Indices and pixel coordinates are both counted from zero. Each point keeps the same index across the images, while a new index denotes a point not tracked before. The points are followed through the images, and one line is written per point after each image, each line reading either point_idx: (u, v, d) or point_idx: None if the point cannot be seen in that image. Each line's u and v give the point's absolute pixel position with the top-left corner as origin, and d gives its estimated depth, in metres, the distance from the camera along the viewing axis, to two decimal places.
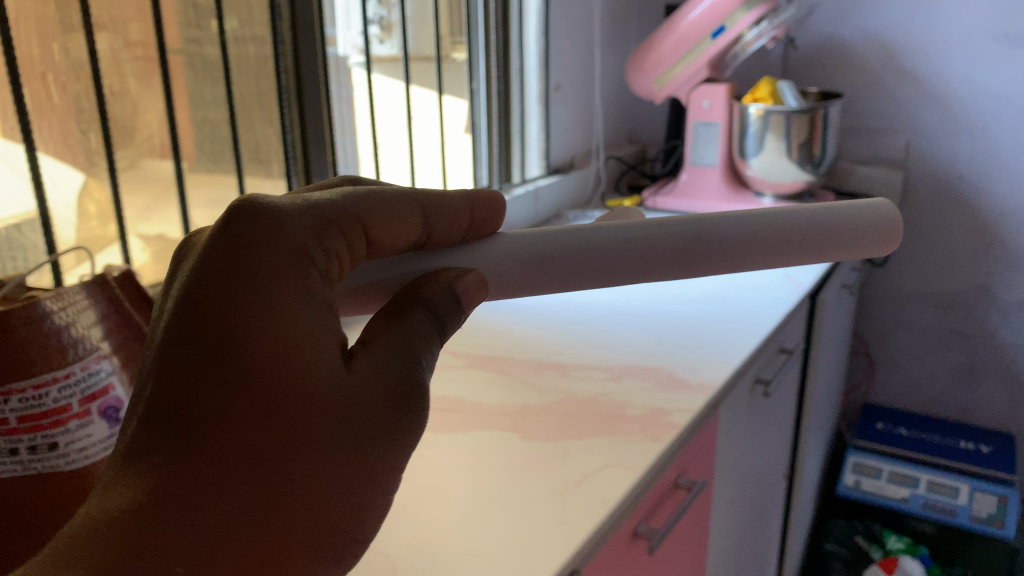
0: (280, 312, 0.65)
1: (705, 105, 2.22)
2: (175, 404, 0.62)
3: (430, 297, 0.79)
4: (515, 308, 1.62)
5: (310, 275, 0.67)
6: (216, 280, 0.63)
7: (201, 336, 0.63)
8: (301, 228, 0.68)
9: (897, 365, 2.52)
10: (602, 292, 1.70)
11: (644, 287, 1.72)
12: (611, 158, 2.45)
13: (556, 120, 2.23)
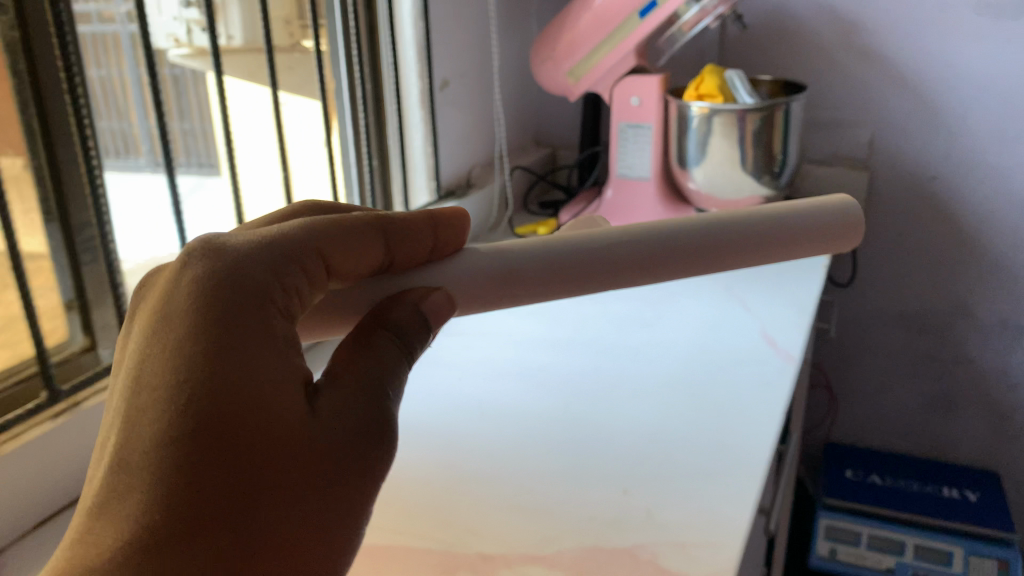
0: (252, 347, 0.67)
1: (633, 102, 1.75)
2: (160, 435, 0.63)
3: (396, 321, 0.81)
4: (415, 428, 1.15)
5: (271, 312, 0.70)
6: (192, 319, 0.67)
7: (182, 372, 0.65)
8: (263, 267, 0.72)
9: (862, 397, 2.18)
10: (532, 386, 1.25)
11: (586, 373, 1.28)
12: (516, 167, 1.95)
13: (446, 127, 1.72)
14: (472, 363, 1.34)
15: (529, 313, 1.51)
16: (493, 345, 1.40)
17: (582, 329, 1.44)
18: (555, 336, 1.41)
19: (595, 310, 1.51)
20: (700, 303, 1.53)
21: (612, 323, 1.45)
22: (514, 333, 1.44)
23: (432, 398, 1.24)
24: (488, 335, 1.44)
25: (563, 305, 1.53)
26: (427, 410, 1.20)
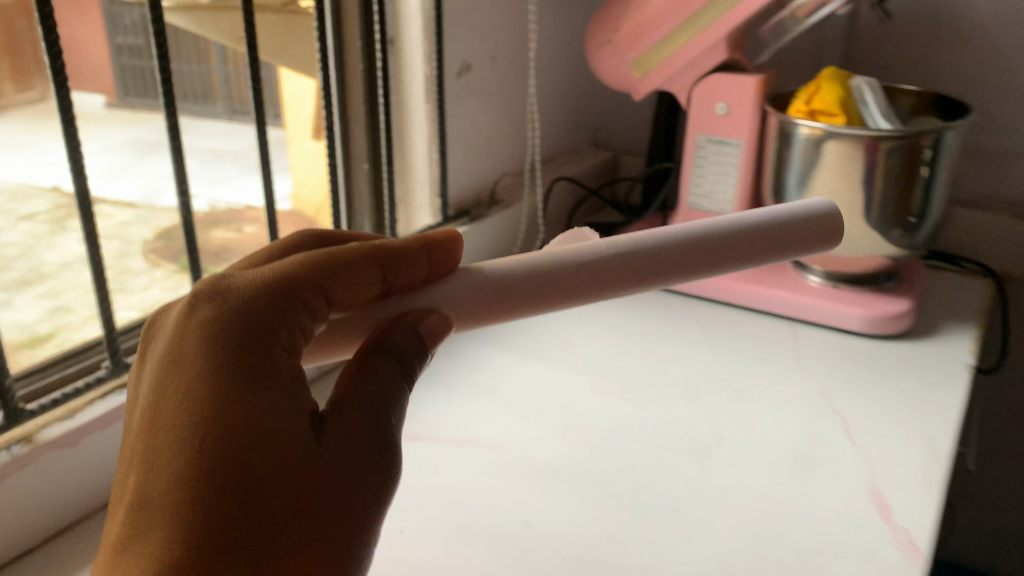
0: (262, 383, 0.60)
1: (716, 111, 1.28)
2: (177, 477, 0.56)
3: (392, 343, 0.69)
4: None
5: (279, 343, 0.62)
6: (204, 351, 0.60)
7: (193, 405, 0.58)
8: (265, 300, 0.63)
9: (992, 505, 1.73)
10: (498, 554, 0.81)
11: (590, 536, 0.83)
12: (559, 178, 1.51)
13: (460, 127, 1.30)
14: (422, 491, 0.90)
15: (528, 399, 1.06)
16: (463, 456, 0.95)
17: (599, 442, 0.97)
18: (558, 448, 0.96)
19: (624, 407, 1.04)
20: (778, 411, 1.04)
21: (642, 432, 0.99)
22: (499, 436, 0.99)
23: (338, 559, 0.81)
24: (461, 436, 0.99)
25: (579, 393, 1.07)
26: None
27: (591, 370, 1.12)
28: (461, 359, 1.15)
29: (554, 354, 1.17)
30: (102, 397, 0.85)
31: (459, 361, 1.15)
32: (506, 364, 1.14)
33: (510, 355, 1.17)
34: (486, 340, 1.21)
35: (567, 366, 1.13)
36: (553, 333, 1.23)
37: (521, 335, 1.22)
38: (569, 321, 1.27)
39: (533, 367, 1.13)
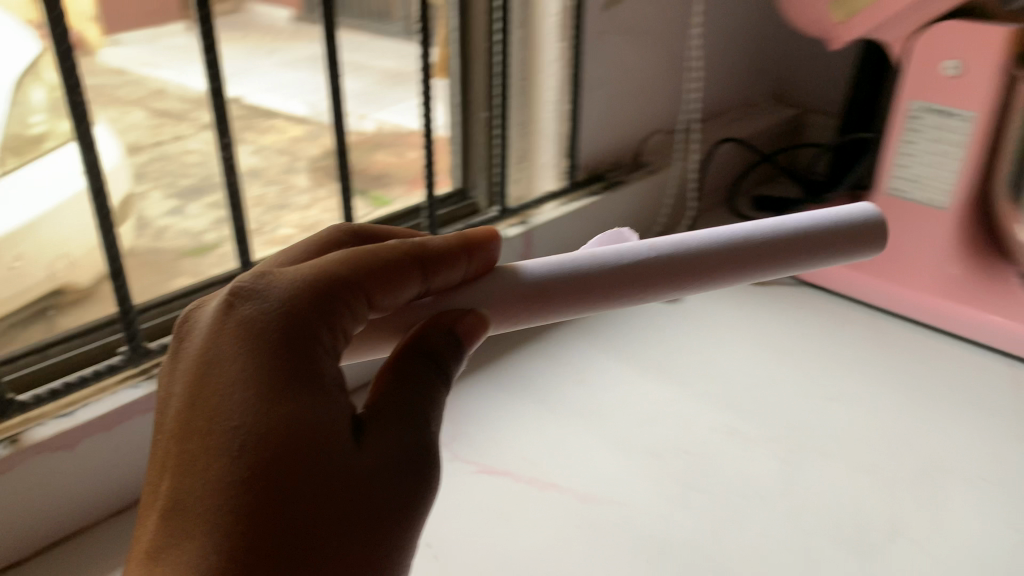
0: (306, 393, 0.44)
1: (943, 69, 0.95)
2: (208, 507, 0.43)
3: (425, 351, 0.50)
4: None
5: (324, 348, 0.46)
6: (241, 351, 0.46)
7: (225, 420, 0.44)
8: (310, 291, 0.47)
9: None
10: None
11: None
12: (724, 140, 1.23)
13: (598, 71, 1.05)
14: (482, 547, 0.70)
15: (641, 434, 0.83)
16: (544, 502, 0.75)
17: (723, 510, 0.74)
18: (666, 511, 0.74)
19: (765, 463, 0.80)
20: (984, 494, 0.76)
21: (784, 503, 0.75)
22: (595, 483, 0.77)
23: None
24: (545, 473, 0.78)
25: (708, 434, 0.83)
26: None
27: (728, 401, 0.88)
28: (565, 364, 0.94)
29: (684, 371, 0.93)
30: (114, 387, 0.71)
31: (563, 366, 0.93)
32: (621, 379, 0.91)
33: (628, 364, 0.94)
34: (603, 339, 0.98)
35: (699, 391, 0.89)
36: (688, 340, 0.98)
37: (647, 338, 0.99)
38: (709, 325, 1.02)
39: (655, 387, 0.90)
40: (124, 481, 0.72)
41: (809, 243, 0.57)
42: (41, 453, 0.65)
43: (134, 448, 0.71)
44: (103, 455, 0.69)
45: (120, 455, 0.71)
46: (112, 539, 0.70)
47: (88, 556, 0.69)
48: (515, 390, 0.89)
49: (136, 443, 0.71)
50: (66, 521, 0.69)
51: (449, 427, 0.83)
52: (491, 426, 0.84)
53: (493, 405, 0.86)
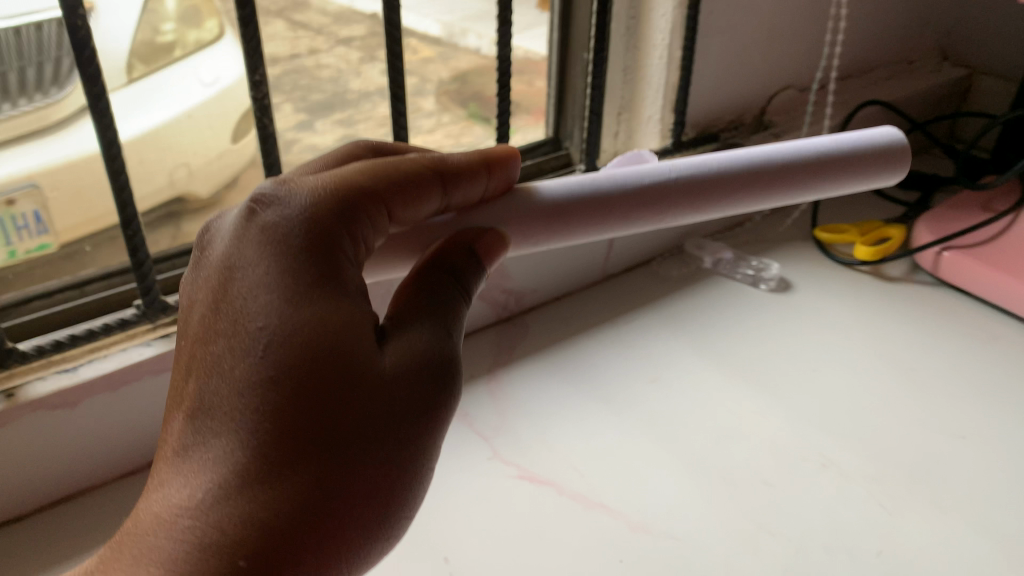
0: (333, 295, 0.43)
1: None
2: (235, 409, 0.41)
3: (447, 260, 0.48)
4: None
5: (350, 254, 0.44)
6: (263, 250, 0.44)
7: (249, 318, 0.43)
8: (333, 196, 0.44)
9: None
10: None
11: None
12: (867, 104, 1.04)
13: (715, 13, 0.88)
14: (505, 570, 0.61)
15: (715, 454, 0.71)
16: (587, 524, 0.64)
17: (801, 563, 0.61)
18: (731, 554, 0.62)
19: (862, 509, 0.66)
20: None
21: (880, 564, 0.61)
22: (650, 507, 0.66)
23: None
24: (593, 488, 0.67)
25: (796, 464, 0.70)
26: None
27: (827, 424, 0.74)
28: (639, 357, 0.82)
29: (778, 380, 0.79)
30: (126, 343, 0.65)
31: (636, 359, 0.82)
32: (702, 382, 0.79)
33: (713, 364, 0.81)
34: (689, 330, 0.85)
35: (793, 408, 0.76)
36: (790, 341, 0.84)
37: (740, 334, 0.85)
38: (819, 324, 0.87)
39: (740, 397, 0.77)
40: (134, 442, 0.67)
41: (817, 171, 0.55)
42: (38, 409, 0.59)
43: (144, 410, 0.65)
44: (109, 415, 0.64)
45: (129, 416, 0.65)
46: (115, 505, 0.65)
47: (87, 522, 0.64)
48: (577, 383, 0.79)
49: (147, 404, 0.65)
50: (67, 479, 0.65)
51: (496, 420, 0.75)
52: (541, 423, 0.74)
53: (550, 398, 0.77)
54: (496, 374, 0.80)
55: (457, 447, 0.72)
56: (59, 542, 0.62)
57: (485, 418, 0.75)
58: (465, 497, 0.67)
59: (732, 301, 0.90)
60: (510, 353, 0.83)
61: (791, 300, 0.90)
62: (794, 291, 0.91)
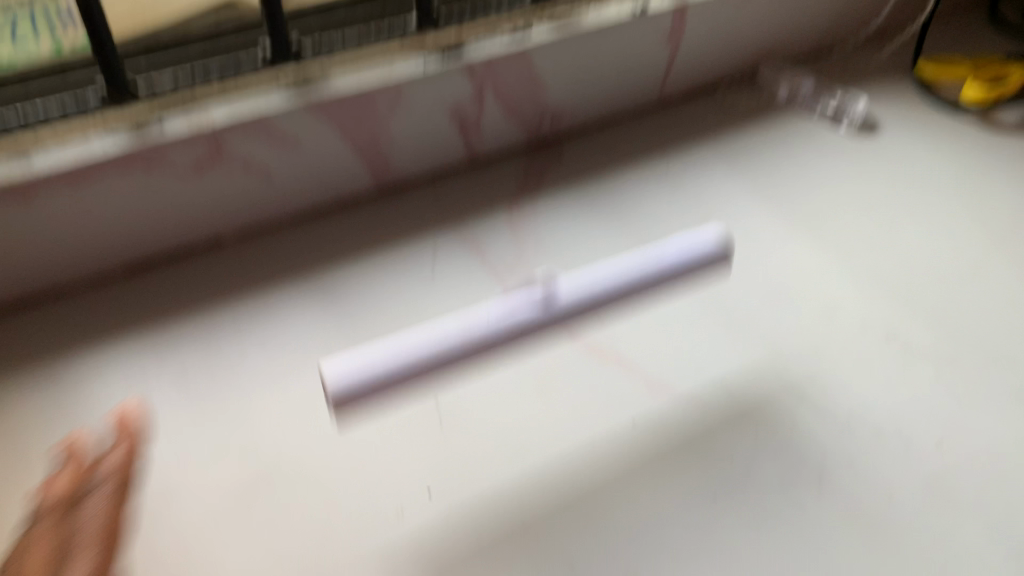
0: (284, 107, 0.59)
1: None
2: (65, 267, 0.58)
3: None
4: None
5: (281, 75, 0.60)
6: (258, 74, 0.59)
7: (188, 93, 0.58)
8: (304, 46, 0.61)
9: None
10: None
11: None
12: None
13: None
14: (500, 425, 0.54)
15: (760, 317, 0.61)
16: (599, 382, 0.57)
17: (842, 448, 0.53)
18: (760, 431, 0.54)
19: (927, 389, 0.56)
20: None
21: (937, 456, 0.52)
22: (674, 370, 0.58)
23: (309, 505, 0.50)
24: (612, 342, 0.59)
25: (855, 334, 0.60)
26: (243, 558, 0.47)
27: (900, 291, 0.63)
28: (686, 199, 0.71)
29: (848, 235, 0.68)
30: (88, 131, 0.55)
31: (683, 201, 0.71)
32: (757, 232, 0.68)
33: (773, 212, 0.70)
34: (749, 171, 0.74)
35: (862, 269, 0.65)
36: (869, 191, 0.72)
37: (811, 179, 0.73)
38: (907, 174, 0.73)
39: (800, 251, 0.66)
40: (106, 248, 0.61)
41: None
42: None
43: (112, 214, 0.59)
44: (70, 218, 0.57)
45: (93, 220, 0.58)
46: (94, 317, 0.61)
47: (62, 331, 0.60)
48: (612, 223, 0.69)
49: (111, 207, 0.58)
50: (37, 283, 0.60)
51: (513, 256, 0.66)
52: (565, 264, 0.65)
53: (577, 237, 0.68)
54: (521, 203, 0.71)
55: (467, 283, 0.64)
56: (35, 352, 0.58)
57: (503, 253, 0.66)
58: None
59: (807, 140, 0.77)
60: (538, 180, 0.73)
61: (878, 144, 0.77)
62: (882, 135, 0.78)
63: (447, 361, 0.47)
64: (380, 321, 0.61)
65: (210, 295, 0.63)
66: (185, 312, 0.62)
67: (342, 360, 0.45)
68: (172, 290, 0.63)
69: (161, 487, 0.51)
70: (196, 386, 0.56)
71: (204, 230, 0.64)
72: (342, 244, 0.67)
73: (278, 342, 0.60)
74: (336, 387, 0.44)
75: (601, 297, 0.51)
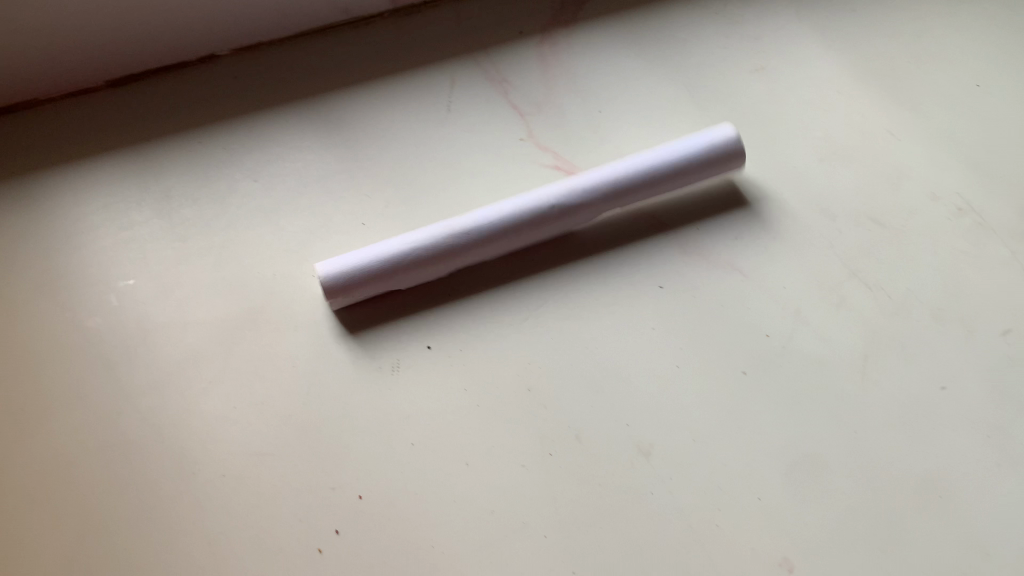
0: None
1: None
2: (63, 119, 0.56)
3: None
4: (144, 463, 0.45)
5: None
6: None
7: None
8: None
9: None
10: (546, 493, 0.44)
11: (733, 542, 0.42)
12: None
13: None
14: (510, 280, 0.50)
15: (812, 176, 0.54)
16: (624, 233, 0.52)
17: (889, 328, 0.48)
18: (802, 305, 0.49)
19: (987, 271, 0.50)
20: None
21: (992, 345, 0.48)
22: (702, 229, 0.52)
23: (299, 350, 0.47)
24: None
25: (920, 203, 0.53)
26: (228, 399, 0.46)
27: (985, 158, 0.55)
28: (747, 35, 0.61)
29: (930, 88, 0.58)
30: None
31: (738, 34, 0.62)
32: (820, 78, 0.59)
33: (843, 53, 0.60)
34: None
35: (941, 128, 0.56)
36: (964, 33, 0.61)
37: (895, 16, 0.62)
38: (1017, 15, 0.62)
39: (870, 103, 0.58)
40: (70, 54, 0.55)
41: None
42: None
43: (61, 9, 0.52)
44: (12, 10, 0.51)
45: (46, 16, 0.52)
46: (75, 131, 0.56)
47: (36, 142, 0.55)
48: (657, 55, 0.60)
49: (62, 2, 0.52)
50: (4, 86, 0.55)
51: (540, 93, 0.58)
52: (597, 106, 0.58)
53: (615, 73, 0.59)
54: (557, 33, 0.62)
55: (487, 120, 0.57)
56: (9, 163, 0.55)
57: (529, 87, 0.59)
58: (481, 182, 0.54)
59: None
60: (577, 8, 0.63)
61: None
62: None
63: (438, 259, 0.49)
64: (388, 155, 0.55)
65: (195, 109, 0.57)
66: (172, 133, 0.56)
67: (337, 259, 0.49)
68: (156, 105, 0.57)
69: (139, 320, 0.48)
70: (180, 213, 0.52)
71: (190, 40, 0.57)
72: (350, 63, 0.60)
73: (275, 173, 0.54)
74: (328, 277, 0.48)
75: (603, 193, 0.51)
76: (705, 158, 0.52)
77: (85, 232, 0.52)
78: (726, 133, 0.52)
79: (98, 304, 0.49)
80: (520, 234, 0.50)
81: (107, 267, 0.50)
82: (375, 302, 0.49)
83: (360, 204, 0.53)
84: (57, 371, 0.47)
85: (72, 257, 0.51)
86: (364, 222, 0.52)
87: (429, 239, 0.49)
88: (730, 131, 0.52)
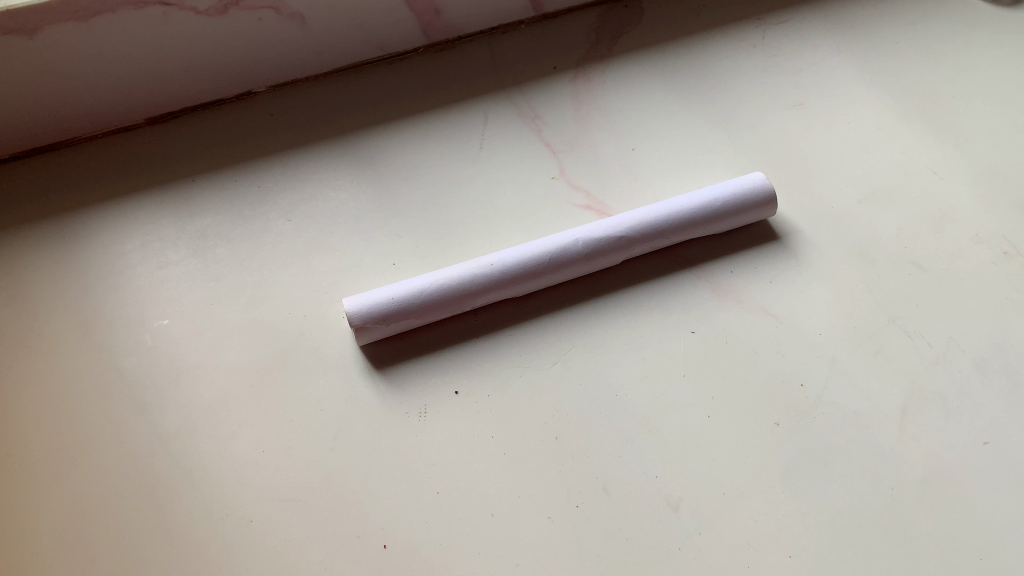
0: (306, 158, 0.67)
1: None
2: (113, 213, 0.64)
3: None
4: (175, 502, 0.52)
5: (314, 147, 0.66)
6: (287, 147, 0.67)
7: (233, 153, 0.67)
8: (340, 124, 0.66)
9: None
10: (573, 542, 0.50)
11: (716, 561, 0.50)
12: None
13: None
14: (523, 318, 0.59)
15: (859, 216, 0.63)
16: (645, 276, 0.60)
17: (903, 402, 0.55)
18: (838, 355, 0.56)
19: (962, 286, 0.59)
20: None
21: (984, 459, 0.53)
22: (745, 265, 0.61)
23: (330, 392, 0.56)
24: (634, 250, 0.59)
25: (967, 247, 0.61)
26: (255, 444, 0.54)
27: (996, 284, 0.59)
28: (784, 70, 0.71)
29: (920, 203, 0.63)
30: None
31: (775, 58, 0.72)
32: (862, 114, 0.68)
33: (881, 102, 0.69)
34: (848, 29, 0.73)
35: (926, 222, 0.62)
36: (972, 94, 0.69)
37: (914, 69, 0.70)
38: (1000, 121, 0.67)
39: (908, 152, 0.66)
40: (145, 82, 0.66)
41: None
42: (14, 33, 0.59)
43: (169, 49, 0.64)
44: (115, 47, 0.63)
45: (138, 52, 0.64)
46: (171, 152, 0.67)
47: (108, 170, 0.66)
48: (699, 79, 0.70)
49: (157, 40, 0.64)
50: (11, 125, 0.65)
51: (573, 131, 0.67)
52: (631, 145, 0.66)
53: (655, 113, 0.68)
54: (589, 68, 0.72)
55: (517, 162, 0.66)
56: (99, 190, 0.65)
57: (563, 125, 0.68)
58: (509, 220, 0.63)
59: (913, 26, 0.73)
60: (612, 43, 0.73)
61: (966, 69, 0.70)
62: (983, 43, 0.72)
63: (469, 292, 0.57)
64: (419, 194, 0.64)
65: (229, 167, 0.66)
66: (246, 160, 0.67)
67: (367, 294, 0.57)
68: (198, 183, 0.65)
69: (172, 360, 0.57)
70: (213, 252, 0.62)
71: (272, 66, 0.69)
72: (413, 94, 0.70)
73: (306, 213, 0.64)
74: (356, 313, 0.56)
75: (639, 232, 0.60)
76: (739, 204, 0.61)
77: (128, 269, 0.61)
78: (756, 181, 0.61)
79: (137, 343, 0.58)
80: (520, 283, 0.58)
81: (149, 308, 0.59)
82: (398, 340, 0.58)
83: (389, 244, 0.62)
84: (111, 416, 0.55)
85: (113, 297, 0.60)
86: (394, 262, 0.61)
87: (464, 275, 0.58)
88: (759, 178, 0.61)
